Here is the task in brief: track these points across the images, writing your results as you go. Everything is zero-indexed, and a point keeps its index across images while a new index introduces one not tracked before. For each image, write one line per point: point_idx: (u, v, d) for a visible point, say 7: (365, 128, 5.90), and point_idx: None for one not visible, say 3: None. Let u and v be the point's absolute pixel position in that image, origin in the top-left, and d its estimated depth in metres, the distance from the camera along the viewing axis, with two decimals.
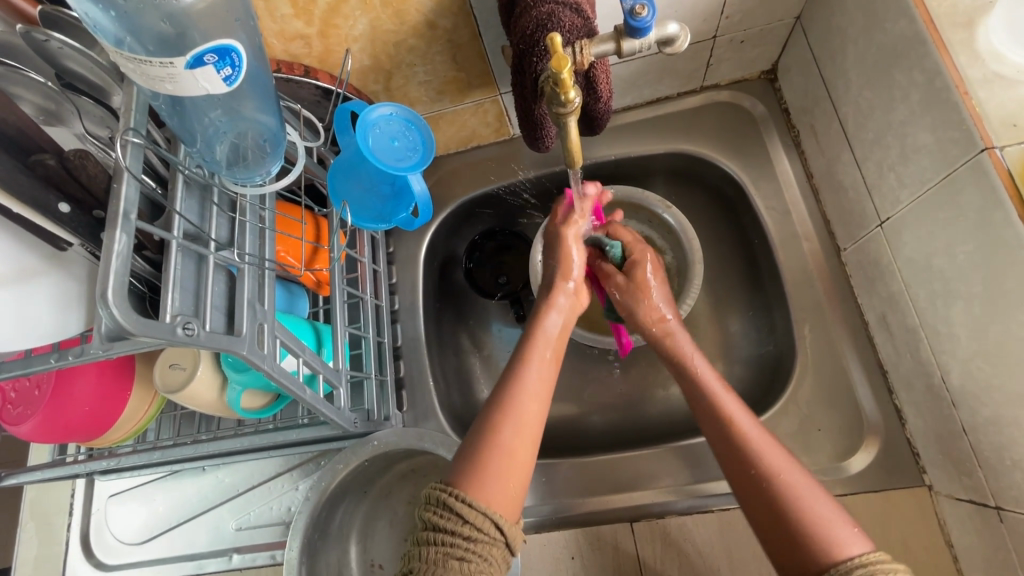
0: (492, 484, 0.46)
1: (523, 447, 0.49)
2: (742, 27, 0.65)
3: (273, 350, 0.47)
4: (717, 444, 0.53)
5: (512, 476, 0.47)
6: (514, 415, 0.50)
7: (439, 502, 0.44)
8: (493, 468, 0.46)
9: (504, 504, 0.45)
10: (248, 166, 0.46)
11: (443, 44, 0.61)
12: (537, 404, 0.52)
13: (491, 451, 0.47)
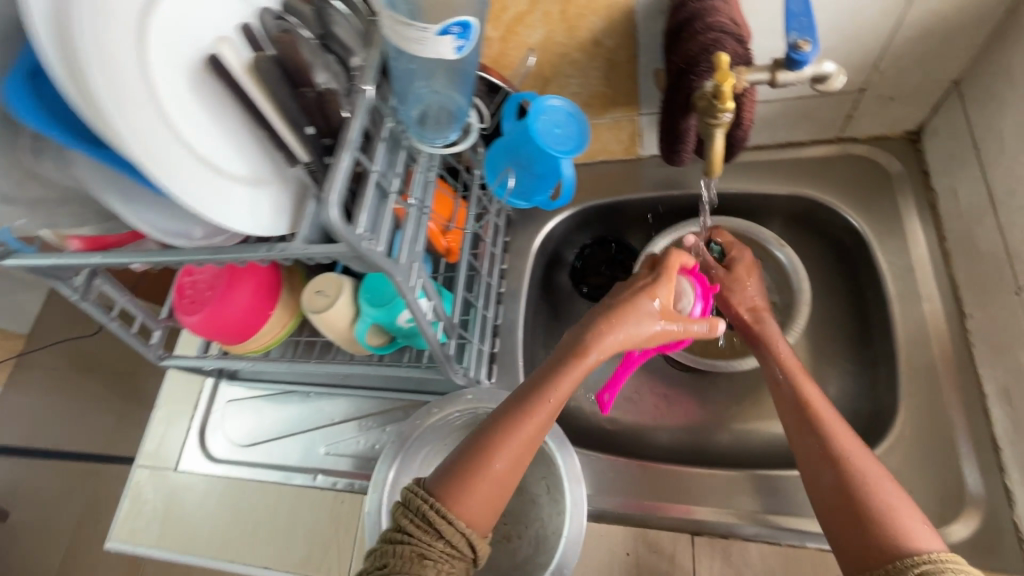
0: (475, 499, 0.51)
1: (505, 481, 0.53)
2: (894, 84, 0.66)
3: (415, 287, 0.55)
4: (795, 429, 0.58)
5: (489, 499, 0.52)
6: (507, 448, 0.53)
7: (411, 508, 0.50)
8: (478, 491, 0.52)
9: (477, 518, 0.51)
10: (430, 128, 0.55)
11: (602, 61, 0.68)
12: (522, 449, 0.54)
13: (483, 479, 0.52)
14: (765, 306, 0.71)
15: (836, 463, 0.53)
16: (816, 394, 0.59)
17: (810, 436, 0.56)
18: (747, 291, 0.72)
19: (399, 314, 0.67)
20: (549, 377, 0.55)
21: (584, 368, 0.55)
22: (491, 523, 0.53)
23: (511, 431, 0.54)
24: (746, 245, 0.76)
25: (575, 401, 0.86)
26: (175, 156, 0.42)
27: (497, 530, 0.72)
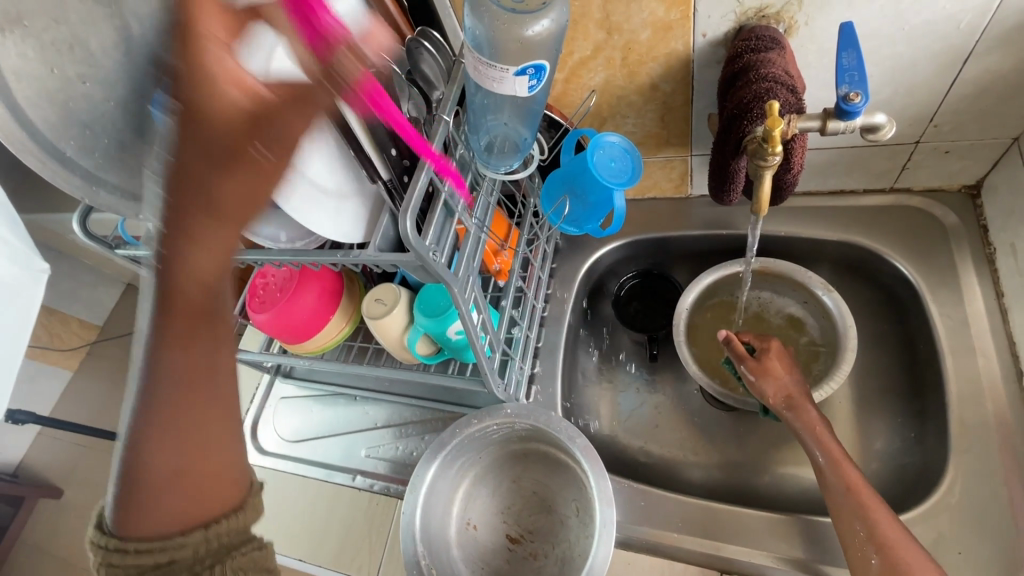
0: (183, 485, 0.40)
1: (200, 418, 0.41)
2: (951, 138, 0.67)
3: (469, 300, 0.60)
4: (845, 528, 0.56)
5: (187, 482, 0.40)
6: (194, 397, 0.41)
7: (115, 559, 0.38)
8: (148, 468, 0.40)
9: (182, 502, 0.40)
10: (496, 156, 0.61)
11: (658, 104, 0.73)
12: (191, 371, 0.41)
13: (168, 448, 0.40)
14: (800, 392, 0.65)
15: (884, 551, 0.53)
16: (858, 475, 0.59)
17: (857, 522, 0.56)
18: (779, 379, 0.66)
19: (451, 325, 0.71)
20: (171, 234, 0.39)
21: (198, 197, 0.39)
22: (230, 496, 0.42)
23: (175, 351, 0.41)
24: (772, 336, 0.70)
25: (610, 428, 0.87)
26: (283, 167, 0.49)
27: (524, 546, 0.72)
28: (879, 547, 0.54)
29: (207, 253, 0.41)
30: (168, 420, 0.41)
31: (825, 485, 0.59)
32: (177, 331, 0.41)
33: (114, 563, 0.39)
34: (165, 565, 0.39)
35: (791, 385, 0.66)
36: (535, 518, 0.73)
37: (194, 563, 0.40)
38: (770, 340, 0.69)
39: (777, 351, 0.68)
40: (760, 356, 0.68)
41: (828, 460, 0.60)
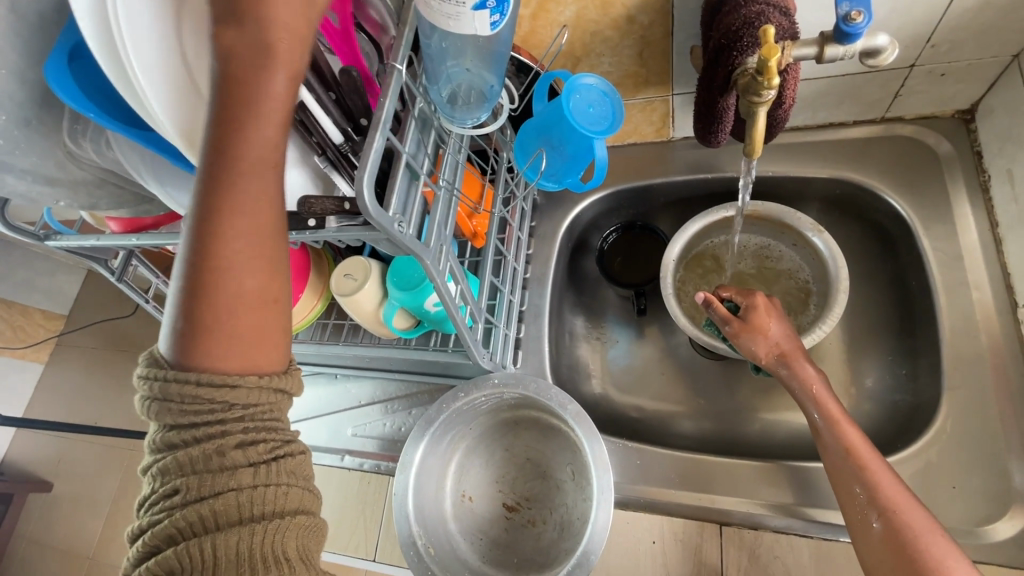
0: (238, 344, 0.38)
1: (246, 272, 0.38)
2: (948, 59, 0.62)
3: (444, 271, 0.55)
4: (840, 478, 0.56)
5: (238, 339, 0.38)
6: (259, 253, 0.38)
7: (170, 395, 0.37)
8: (205, 314, 0.37)
9: (240, 358, 0.38)
10: (461, 108, 0.54)
11: (635, 39, 0.66)
12: (265, 236, 0.39)
13: (227, 303, 0.37)
14: (794, 347, 0.64)
15: (882, 512, 0.51)
16: (858, 438, 0.57)
17: (856, 485, 0.54)
18: (769, 335, 0.64)
19: (427, 298, 0.66)
20: (240, 106, 0.37)
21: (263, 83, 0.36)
22: (283, 354, 0.41)
23: (224, 209, 0.37)
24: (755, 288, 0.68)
25: (601, 387, 0.85)
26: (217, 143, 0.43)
27: (521, 513, 0.71)
28: (873, 490, 0.53)
29: (266, 117, 0.37)
30: (226, 280, 0.37)
31: (829, 451, 0.58)
32: (221, 191, 0.37)
33: (169, 395, 0.37)
34: (215, 420, 0.37)
35: (782, 341, 0.64)
36: (531, 484, 0.72)
37: (235, 423, 0.38)
38: (755, 295, 0.66)
39: (763, 306, 0.65)
40: (746, 315, 0.65)
41: (825, 413, 0.59)
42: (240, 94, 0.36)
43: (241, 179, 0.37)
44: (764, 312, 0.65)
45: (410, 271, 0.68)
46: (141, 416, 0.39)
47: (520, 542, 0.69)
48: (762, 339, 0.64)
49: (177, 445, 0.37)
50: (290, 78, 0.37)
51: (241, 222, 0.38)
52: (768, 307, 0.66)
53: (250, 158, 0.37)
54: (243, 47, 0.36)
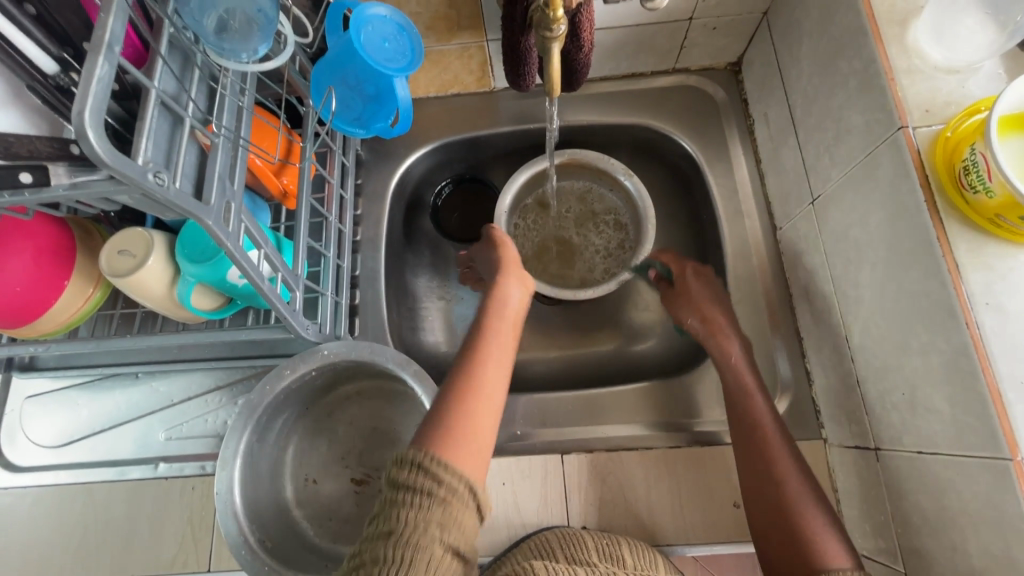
0: (481, 428, 0.48)
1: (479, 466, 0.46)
2: (716, 13, 0.71)
3: (236, 232, 0.48)
4: (746, 449, 0.59)
5: (490, 417, 0.49)
6: (489, 358, 0.53)
7: (408, 462, 0.43)
8: (475, 409, 0.48)
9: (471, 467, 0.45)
10: (235, 39, 0.45)
11: None
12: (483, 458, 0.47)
13: (479, 389, 0.50)
14: (720, 316, 0.68)
15: (780, 484, 0.55)
16: (767, 415, 0.60)
17: (761, 459, 0.57)
18: (695, 305, 0.69)
19: (228, 270, 0.58)
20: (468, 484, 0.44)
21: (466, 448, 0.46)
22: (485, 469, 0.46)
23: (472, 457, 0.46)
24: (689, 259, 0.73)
25: (448, 344, 0.84)
26: None
27: (371, 485, 0.68)
28: (768, 463, 0.57)
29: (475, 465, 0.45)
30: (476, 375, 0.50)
31: (739, 419, 0.61)
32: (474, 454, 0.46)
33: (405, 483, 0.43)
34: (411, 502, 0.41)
35: (705, 305, 0.69)
36: (380, 454, 0.69)
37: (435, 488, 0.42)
38: (685, 264, 0.72)
39: (694, 275, 0.71)
40: (680, 282, 0.72)
41: (744, 398, 0.61)
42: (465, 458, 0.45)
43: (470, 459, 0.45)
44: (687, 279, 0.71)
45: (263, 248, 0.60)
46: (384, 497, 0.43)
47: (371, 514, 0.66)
48: (689, 305, 0.70)
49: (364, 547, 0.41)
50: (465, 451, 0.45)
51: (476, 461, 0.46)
52: (694, 276, 0.71)
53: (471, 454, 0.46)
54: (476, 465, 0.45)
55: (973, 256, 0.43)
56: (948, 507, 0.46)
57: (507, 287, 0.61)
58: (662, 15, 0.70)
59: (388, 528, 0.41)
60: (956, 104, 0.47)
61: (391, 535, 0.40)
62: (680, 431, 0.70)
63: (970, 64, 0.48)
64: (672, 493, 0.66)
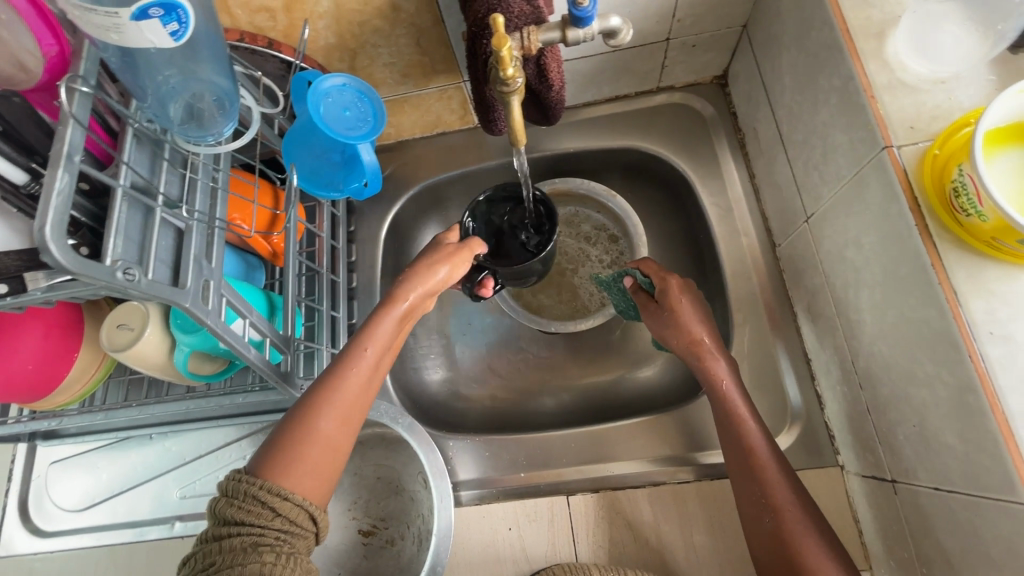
0: (302, 473, 0.47)
1: (319, 466, 0.48)
2: (693, 32, 0.69)
3: (218, 308, 0.49)
4: (737, 476, 0.57)
5: (328, 466, 0.49)
6: (340, 406, 0.51)
7: (238, 495, 0.45)
8: (311, 458, 0.48)
9: (309, 486, 0.48)
10: (201, 125, 0.47)
11: (407, 28, 0.63)
12: (324, 465, 0.49)
13: (312, 442, 0.48)
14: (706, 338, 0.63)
15: (775, 509, 0.53)
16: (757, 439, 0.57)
17: (757, 484, 0.55)
18: (683, 326, 0.64)
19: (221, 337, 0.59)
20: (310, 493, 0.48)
21: (305, 457, 0.48)
22: (329, 491, 0.50)
23: (307, 457, 0.48)
24: (674, 272, 0.66)
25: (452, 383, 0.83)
26: None
27: (378, 535, 0.68)
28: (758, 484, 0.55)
29: (315, 476, 0.48)
30: (316, 427, 0.49)
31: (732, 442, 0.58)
32: (306, 460, 0.48)
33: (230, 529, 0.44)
34: (253, 534, 0.43)
35: (693, 328, 0.64)
36: (385, 503, 0.69)
37: (269, 530, 0.44)
38: (668, 278, 0.66)
39: (677, 289, 0.65)
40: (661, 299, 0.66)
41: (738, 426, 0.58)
42: (292, 463, 0.47)
43: (309, 454, 0.48)
44: (671, 297, 0.65)
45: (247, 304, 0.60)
46: (208, 548, 0.44)
47: (380, 564, 0.66)
48: (676, 330, 0.65)
49: None
50: (320, 453, 0.49)
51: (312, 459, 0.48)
52: (680, 294, 0.65)
53: (315, 462, 0.48)
54: (316, 476, 0.48)
55: (973, 284, 0.41)
56: (969, 549, 0.43)
57: (378, 323, 0.56)
58: (636, 39, 0.69)
59: (210, 560, 0.43)
60: (942, 118, 0.45)
61: (214, 567, 0.42)
62: (690, 464, 0.68)
63: (955, 73, 0.46)
64: (685, 530, 0.64)
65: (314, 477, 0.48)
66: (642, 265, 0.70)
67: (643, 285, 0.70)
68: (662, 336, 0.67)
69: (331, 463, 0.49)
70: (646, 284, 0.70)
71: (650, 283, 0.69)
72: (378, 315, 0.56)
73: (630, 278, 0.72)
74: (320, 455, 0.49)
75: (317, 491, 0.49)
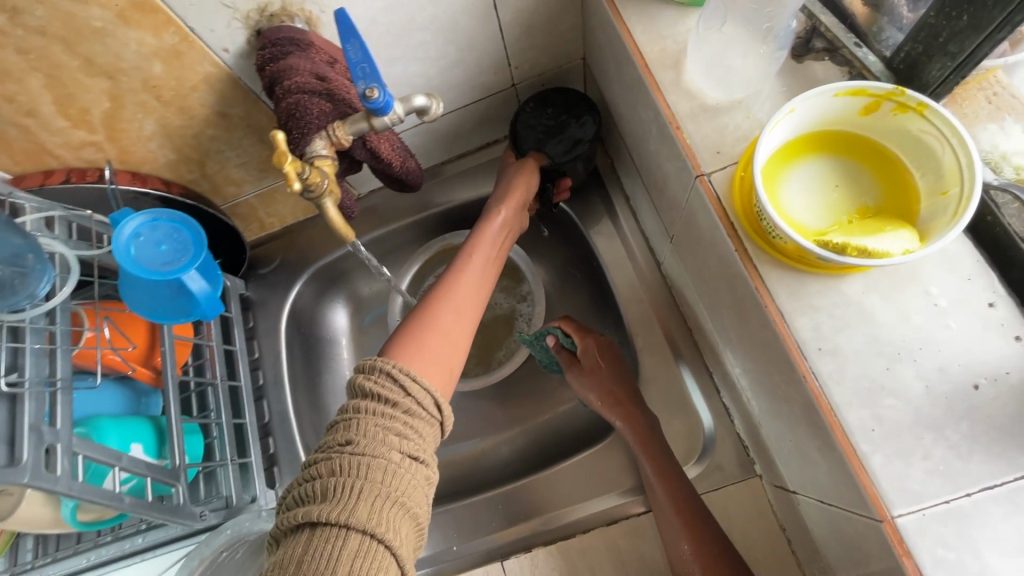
0: (429, 358, 0.51)
1: (438, 352, 0.52)
2: (536, 73, 0.70)
3: (72, 468, 0.47)
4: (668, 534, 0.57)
5: (449, 356, 0.53)
6: (451, 304, 0.57)
7: (374, 372, 0.46)
8: (433, 345, 0.52)
9: (432, 372, 0.51)
10: (12, 291, 0.47)
11: (244, 129, 0.63)
12: (443, 352, 0.53)
13: (432, 331, 0.53)
14: (626, 397, 0.65)
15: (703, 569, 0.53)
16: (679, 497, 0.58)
17: (685, 543, 0.55)
18: (601, 384, 0.67)
19: None
20: (434, 379, 0.51)
21: (426, 342, 0.52)
22: (451, 385, 0.53)
23: (430, 340, 0.52)
24: (595, 332, 0.71)
25: None
26: None
27: None
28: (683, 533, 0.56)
29: (437, 359, 0.52)
30: (437, 320, 0.54)
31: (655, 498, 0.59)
32: (425, 341, 0.52)
33: (365, 409, 0.44)
34: (387, 419, 0.44)
35: (614, 387, 0.66)
36: None
37: (399, 417, 0.45)
38: (588, 338, 0.70)
39: (597, 348, 0.69)
40: (585, 358, 0.69)
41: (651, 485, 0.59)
42: (417, 344, 0.52)
43: (428, 342, 0.52)
44: (590, 357, 0.69)
45: (126, 445, 0.58)
46: (340, 427, 0.44)
47: None
48: (597, 387, 0.67)
49: (328, 475, 0.41)
50: (439, 338, 0.53)
51: (433, 346, 0.52)
52: (598, 352, 0.69)
53: (435, 347, 0.52)
54: (438, 361, 0.52)
55: (797, 299, 0.41)
56: (857, 562, 0.42)
57: (471, 248, 0.64)
58: (482, 91, 0.70)
59: (345, 442, 0.43)
60: (745, 137, 0.45)
61: (350, 448, 0.42)
62: (617, 501, 0.66)
63: (749, 92, 0.46)
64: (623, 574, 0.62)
65: (435, 363, 0.51)
66: (563, 324, 0.73)
67: (567, 346, 0.71)
68: (584, 395, 0.68)
69: (450, 351, 0.54)
70: (570, 346, 0.71)
71: (574, 343, 0.71)
72: (472, 241, 0.65)
73: (553, 337, 0.72)
74: (437, 343, 0.53)
75: (442, 381, 0.52)
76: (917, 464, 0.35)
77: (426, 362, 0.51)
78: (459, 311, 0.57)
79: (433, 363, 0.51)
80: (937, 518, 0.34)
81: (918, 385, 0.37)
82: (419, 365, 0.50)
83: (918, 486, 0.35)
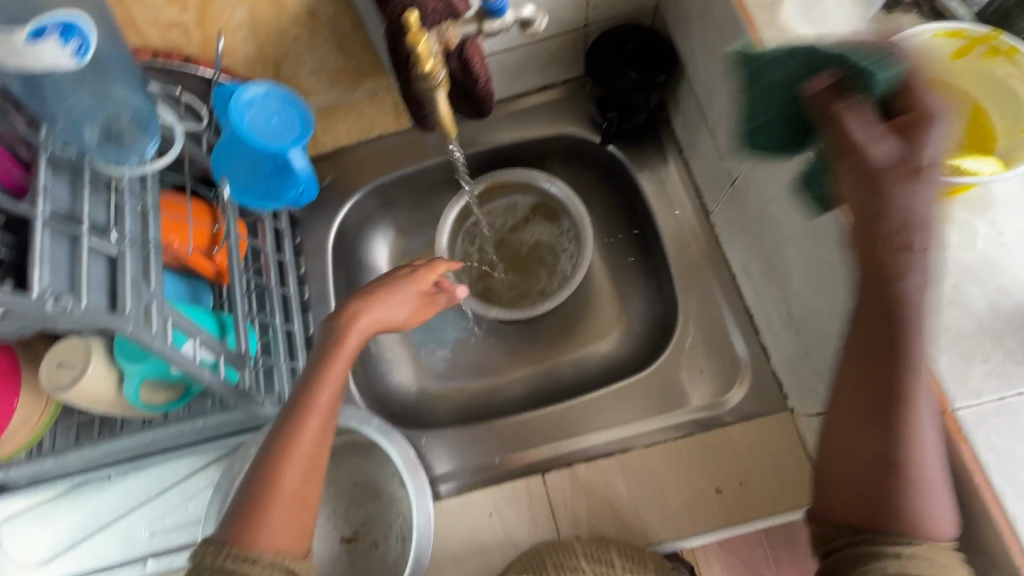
0: (277, 527, 0.48)
1: (281, 514, 0.48)
2: (609, 16, 0.72)
3: (163, 330, 0.48)
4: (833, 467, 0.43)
5: (302, 518, 0.50)
6: (297, 461, 0.50)
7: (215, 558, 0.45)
8: (280, 517, 0.48)
9: (288, 540, 0.48)
10: (121, 144, 0.48)
11: (328, 33, 0.64)
12: (291, 518, 0.49)
13: (273, 500, 0.48)
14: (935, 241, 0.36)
15: None
16: None
17: None
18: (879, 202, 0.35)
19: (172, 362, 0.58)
20: (289, 553, 0.47)
21: (277, 511, 0.48)
22: (309, 541, 0.50)
23: (263, 518, 0.47)
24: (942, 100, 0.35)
25: (417, 384, 0.83)
26: None
27: (362, 541, 0.68)
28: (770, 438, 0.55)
29: (288, 526, 0.48)
30: (277, 490, 0.48)
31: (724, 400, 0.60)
32: (268, 504, 0.48)
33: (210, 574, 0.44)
34: None
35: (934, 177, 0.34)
36: (364, 509, 0.69)
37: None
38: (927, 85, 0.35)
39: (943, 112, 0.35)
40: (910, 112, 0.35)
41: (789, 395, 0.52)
42: (261, 513, 0.48)
43: (273, 517, 0.48)
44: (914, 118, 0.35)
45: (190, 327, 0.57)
46: None
47: (365, 568, 0.67)
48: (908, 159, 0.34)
49: None
50: (292, 481, 0.50)
51: (274, 516, 0.48)
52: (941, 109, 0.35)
53: (281, 514, 0.48)
54: (284, 533, 0.48)
55: None
56: None
57: (331, 366, 0.54)
58: (555, 27, 0.72)
59: None
60: None
61: None
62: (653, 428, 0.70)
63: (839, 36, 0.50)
64: (659, 493, 0.66)
65: (290, 517, 0.49)
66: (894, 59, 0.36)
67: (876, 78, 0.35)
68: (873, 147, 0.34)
69: (301, 510, 0.50)
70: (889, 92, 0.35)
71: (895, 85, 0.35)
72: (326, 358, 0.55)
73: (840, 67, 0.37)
74: (286, 475, 0.49)
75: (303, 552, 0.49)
76: (976, 366, 0.40)
77: (264, 540, 0.47)
78: (297, 469, 0.50)
79: (275, 530, 0.47)
80: (992, 410, 0.39)
81: (981, 300, 0.42)
82: (267, 540, 0.47)
83: (977, 384, 0.40)
